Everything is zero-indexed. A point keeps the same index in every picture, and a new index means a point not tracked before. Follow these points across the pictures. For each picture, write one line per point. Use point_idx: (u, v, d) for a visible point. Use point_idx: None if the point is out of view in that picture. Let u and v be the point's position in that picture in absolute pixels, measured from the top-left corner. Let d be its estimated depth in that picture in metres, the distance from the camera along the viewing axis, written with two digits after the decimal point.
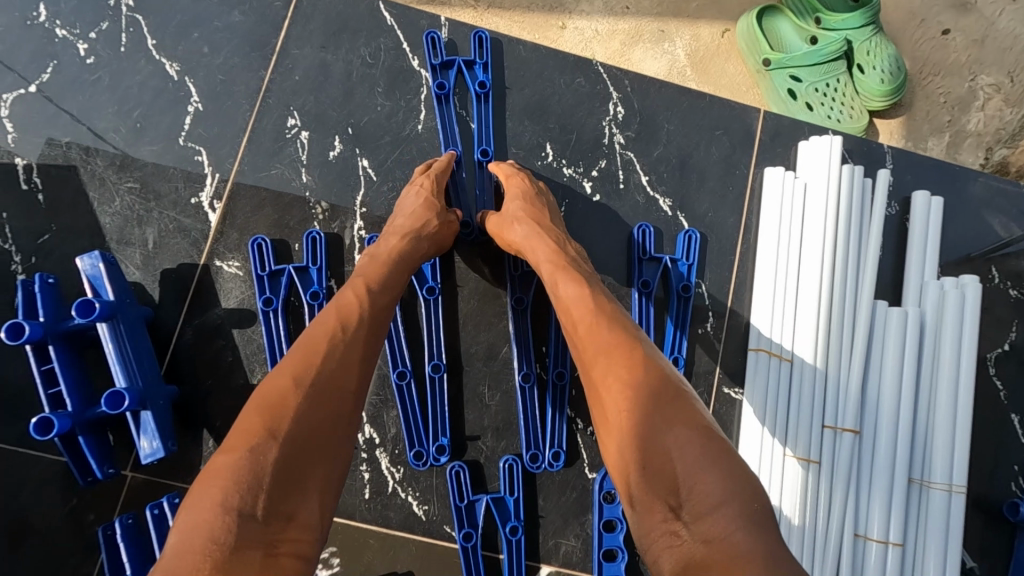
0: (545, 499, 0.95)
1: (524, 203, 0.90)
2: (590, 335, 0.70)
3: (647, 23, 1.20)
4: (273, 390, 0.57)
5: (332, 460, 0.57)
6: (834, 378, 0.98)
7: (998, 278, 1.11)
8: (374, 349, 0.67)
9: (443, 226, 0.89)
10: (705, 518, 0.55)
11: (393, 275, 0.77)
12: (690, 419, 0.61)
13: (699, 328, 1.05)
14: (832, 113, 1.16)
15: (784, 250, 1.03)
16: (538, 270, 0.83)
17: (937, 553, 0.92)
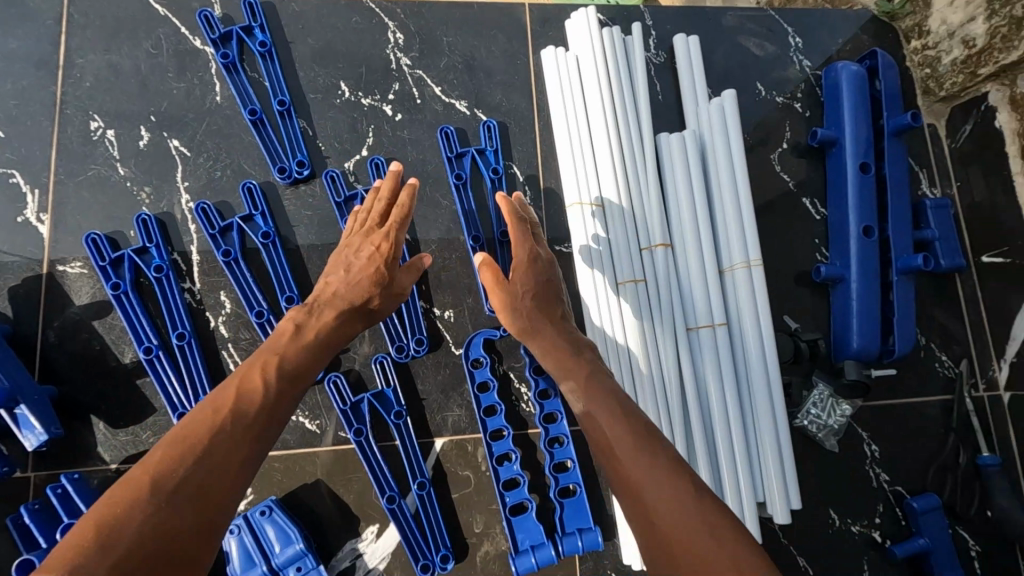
0: (424, 383, 1.06)
1: (375, 257, 0.96)
2: (612, 424, 0.81)
3: None
4: (120, 495, 0.64)
5: (189, 557, 0.63)
6: (638, 211, 1.13)
7: (765, 91, 1.28)
8: (257, 447, 0.74)
9: (360, 292, 0.94)
10: (683, 507, 0.70)
11: (308, 353, 0.86)
12: (655, 451, 0.76)
13: (521, 203, 1.17)
14: None
15: (571, 115, 1.16)
16: (565, 365, 0.91)
17: (753, 321, 1.07)
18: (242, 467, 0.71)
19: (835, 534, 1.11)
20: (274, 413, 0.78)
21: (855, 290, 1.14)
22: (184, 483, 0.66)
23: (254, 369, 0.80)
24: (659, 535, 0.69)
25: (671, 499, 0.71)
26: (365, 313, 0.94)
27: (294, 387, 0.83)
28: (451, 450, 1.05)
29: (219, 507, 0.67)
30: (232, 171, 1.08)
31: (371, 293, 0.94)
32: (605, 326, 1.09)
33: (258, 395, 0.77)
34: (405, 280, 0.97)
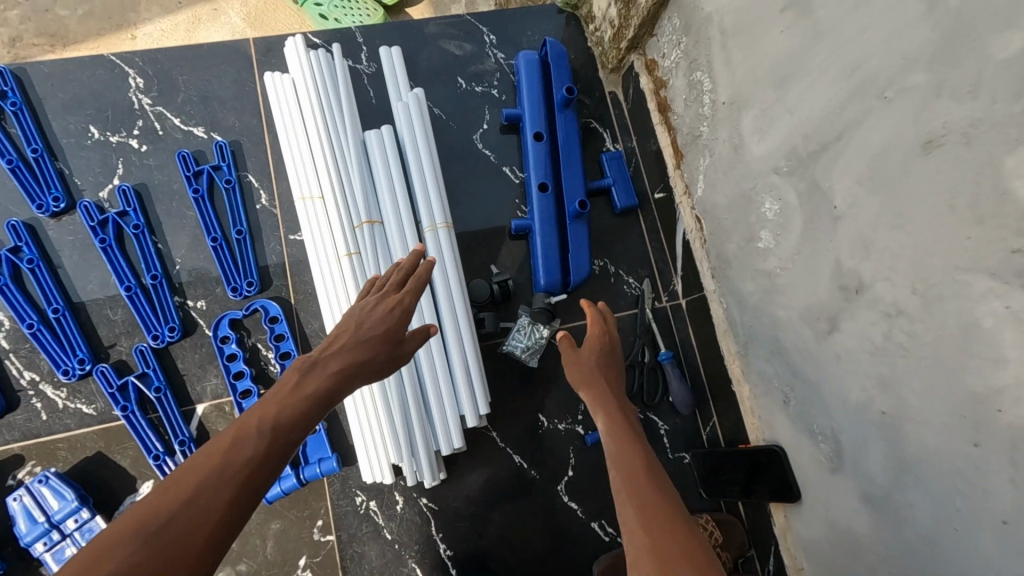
0: (184, 362, 1.31)
1: (397, 324, 0.96)
2: (642, 483, 0.85)
3: None
4: (128, 519, 0.62)
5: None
6: (349, 196, 1.38)
7: (465, 83, 1.55)
8: (274, 460, 0.73)
9: (379, 359, 0.93)
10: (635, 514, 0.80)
11: (313, 395, 0.83)
12: (650, 472, 0.87)
13: (258, 205, 1.40)
14: (353, 18, 1.76)
15: (290, 128, 1.41)
16: (605, 412, 1.03)
17: (444, 273, 1.34)
18: (267, 464, 0.72)
19: (545, 433, 1.37)
20: (297, 425, 0.79)
21: (537, 236, 1.41)
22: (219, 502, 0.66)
23: (283, 386, 0.83)
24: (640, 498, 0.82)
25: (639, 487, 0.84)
26: (371, 373, 0.92)
27: (292, 428, 0.78)
28: (211, 411, 1.29)
29: (223, 523, 0.65)
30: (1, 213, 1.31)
31: (383, 353, 0.93)
32: (331, 295, 1.35)
33: (276, 430, 0.76)
34: (401, 337, 0.97)
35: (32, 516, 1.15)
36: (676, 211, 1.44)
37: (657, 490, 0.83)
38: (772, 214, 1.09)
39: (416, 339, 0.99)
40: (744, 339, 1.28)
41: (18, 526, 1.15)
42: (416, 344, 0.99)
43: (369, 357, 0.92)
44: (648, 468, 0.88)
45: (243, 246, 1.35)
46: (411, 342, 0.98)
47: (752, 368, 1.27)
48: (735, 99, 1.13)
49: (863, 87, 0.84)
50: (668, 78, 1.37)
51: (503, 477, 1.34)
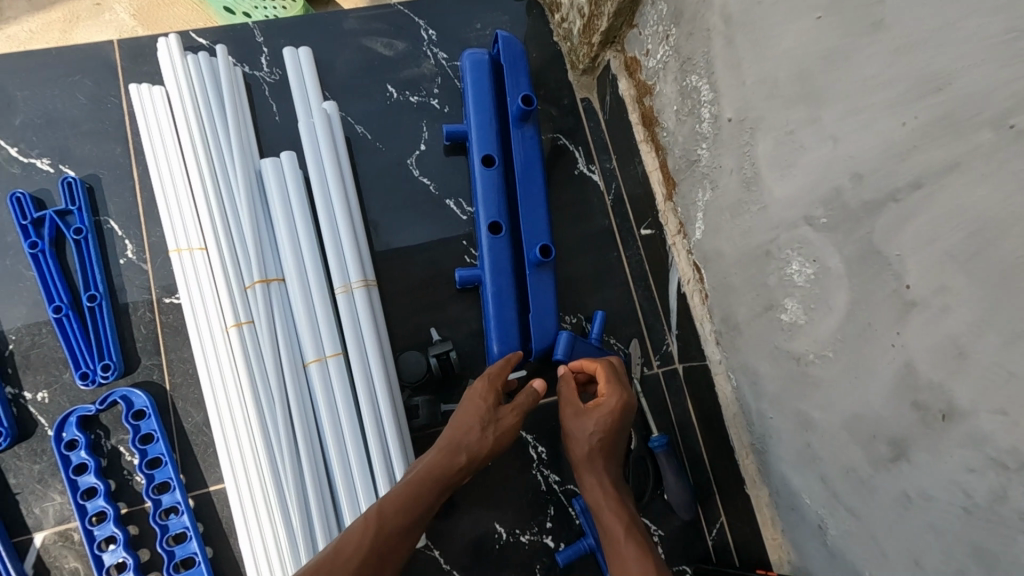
0: (17, 476, 0.99)
1: (492, 412, 0.92)
2: (622, 527, 0.90)
3: None
4: None
5: None
6: (237, 248, 1.05)
7: (396, 92, 1.21)
8: (403, 551, 0.82)
9: (465, 454, 0.88)
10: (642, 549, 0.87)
11: (408, 504, 0.83)
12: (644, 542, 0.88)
13: (122, 259, 1.08)
14: (268, 12, 1.40)
15: (161, 157, 1.08)
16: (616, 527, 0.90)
17: (362, 346, 1.01)
18: (384, 556, 0.79)
19: (502, 549, 1.07)
20: (405, 532, 0.82)
21: (488, 293, 1.09)
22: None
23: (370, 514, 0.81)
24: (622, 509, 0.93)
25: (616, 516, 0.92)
26: (468, 468, 0.89)
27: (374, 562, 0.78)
28: (53, 542, 0.97)
29: None
30: None
31: (465, 454, 0.88)
32: (214, 378, 1.02)
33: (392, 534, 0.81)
34: (501, 414, 0.93)
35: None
36: (668, 255, 1.11)
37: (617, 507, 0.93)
38: (802, 279, 0.77)
39: (512, 421, 0.93)
40: (760, 430, 0.96)
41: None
42: (512, 429, 0.93)
43: (451, 461, 0.87)
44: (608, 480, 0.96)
45: (98, 315, 1.03)
46: (510, 424, 0.93)
47: (772, 469, 0.96)
48: (745, 115, 0.81)
49: (961, 110, 0.52)
50: (654, 83, 1.04)
51: None
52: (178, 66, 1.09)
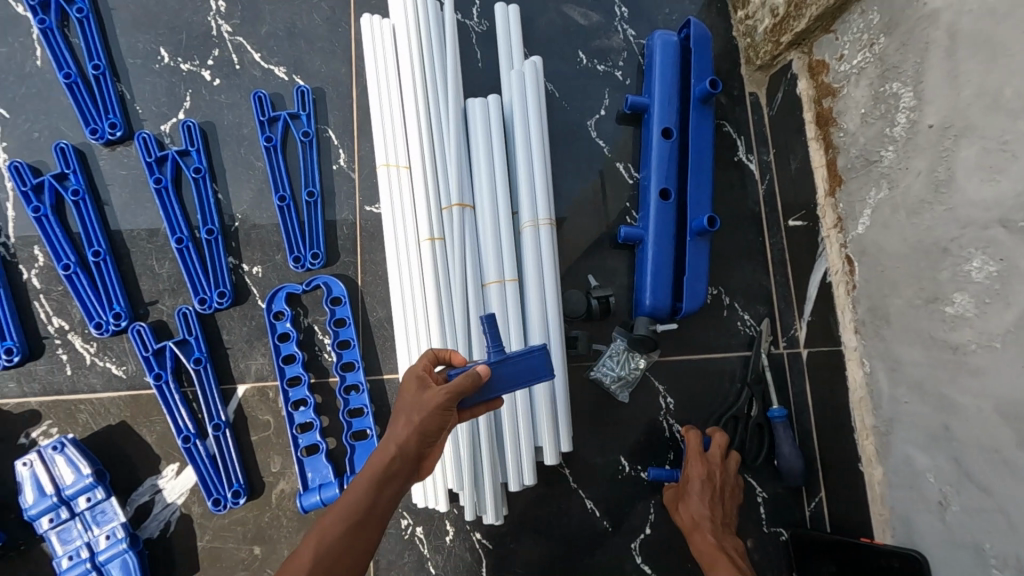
0: (229, 333, 1.14)
1: (413, 398, 0.83)
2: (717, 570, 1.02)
3: None
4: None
5: None
6: (440, 173, 1.18)
7: (586, 59, 1.33)
8: (345, 544, 0.76)
9: (389, 450, 0.81)
10: (724, 535, 1.09)
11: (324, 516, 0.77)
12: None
13: (334, 165, 1.21)
14: None
15: (382, 82, 1.21)
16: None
17: (539, 276, 1.13)
18: (338, 557, 0.76)
19: (624, 480, 1.18)
20: (344, 541, 0.76)
21: (648, 252, 1.20)
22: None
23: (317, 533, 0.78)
24: (718, 509, 1.10)
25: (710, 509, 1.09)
26: (389, 470, 0.80)
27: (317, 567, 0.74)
28: (253, 395, 1.12)
29: None
30: (49, 133, 1.15)
31: (390, 449, 0.81)
32: (403, 282, 1.15)
33: (328, 545, 0.75)
34: (425, 394, 0.81)
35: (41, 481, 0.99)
36: (817, 246, 1.21)
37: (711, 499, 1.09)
38: (981, 275, 0.86)
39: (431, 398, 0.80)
40: (888, 413, 1.06)
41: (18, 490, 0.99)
42: (451, 402, 0.80)
43: (369, 466, 0.81)
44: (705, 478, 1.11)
45: (312, 209, 1.16)
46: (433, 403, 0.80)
47: (893, 450, 1.05)
48: (952, 123, 0.89)
49: None
50: (842, 86, 1.13)
51: (569, 522, 1.16)
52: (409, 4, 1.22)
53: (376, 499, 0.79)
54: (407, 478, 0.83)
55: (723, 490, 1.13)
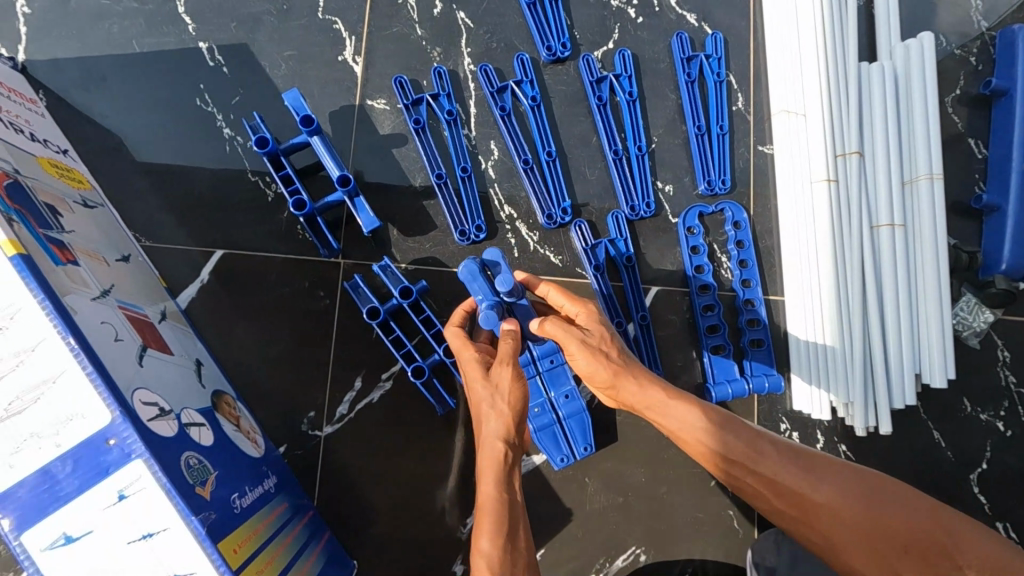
0: (645, 240, 1.28)
1: (493, 390, 0.94)
2: (777, 494, 0.90)
3: None
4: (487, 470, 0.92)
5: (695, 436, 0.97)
6: (841, 122, 1.30)
7: (946, 43, 1.47)
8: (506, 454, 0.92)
9: (495, 444, 0.92)
10: (814, 488, 0.89)
11: (490, 411, 0.94)
12: (817, 509, 0.88)
13: (734, 107, 1.37)
14: None
15: (785, 38, 1.34)
16: (766, 479, 0.91)
17: (930, 223, 1.25)
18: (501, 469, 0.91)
19: (965, 417, 1.31)
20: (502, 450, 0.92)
21: (1013, 219, 1.31)
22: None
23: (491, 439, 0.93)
24: (754, 488, 0.92)
25: (757, 493, 0.92)
26: (503, 456, 0.91)
27: (493, 469, 0.91)
28: (662, 296, 1.27)
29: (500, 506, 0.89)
30: (505, 45, 1.30)
31: (496, 443, 0.92)
32: (798, 217, 1.29)
33: (511, 543, 0.85)
34: (500, 380, 0.94)
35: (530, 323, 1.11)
36: None
37: (743, 440, 0.94)
38: None
39: (510, 381, 0.93)
40: None
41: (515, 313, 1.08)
42: (524, 389, 0.94)
43: (489, 454, 0.92)
44: (759, 457, 0.93)
45: (723, 142, 1.31)
46: (512, 390, 0.93)
47: None
48: None
49: None
50: None
51: (917, 446, 1.29)
52: None
53: (507, 478, 0.91)
54: (520, 458, 0.95)
55: (790, 488, 0.90)
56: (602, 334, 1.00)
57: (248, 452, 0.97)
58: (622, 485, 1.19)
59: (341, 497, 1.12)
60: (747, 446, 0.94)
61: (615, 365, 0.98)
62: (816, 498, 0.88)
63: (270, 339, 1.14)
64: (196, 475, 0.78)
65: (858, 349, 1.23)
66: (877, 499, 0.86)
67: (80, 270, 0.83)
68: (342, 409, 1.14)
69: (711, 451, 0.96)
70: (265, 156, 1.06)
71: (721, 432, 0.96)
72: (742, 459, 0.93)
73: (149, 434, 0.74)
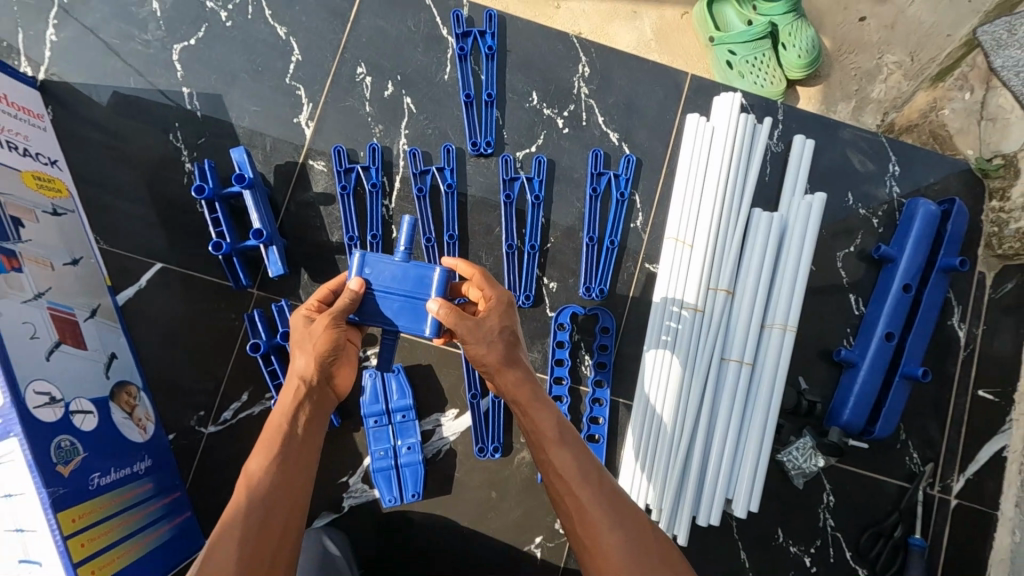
0: (520, 326, 1.46)
1: (309, 334, 1.11)
2: (584, 509, 0.99)
3: (621, 9, 1.84)
4: (285, 395, 1.08)
5: (541, 429, 1.07)
6: (718, 259, 1.44)
7: (853, 201, 1.56)
8: (302, 387, 1.08)
9: (294, 380, 1.09)
10: (609, 516, 0.97)
11: (304, 345, 1.11)
12: (603, 530, 0.96)
13: (632, 222, 1.52)
14: (755, 81, 1.77)
15: (691, 171, 1.48)
16: (576, 490, 1.01)
17: (773, 367, 1.38)
18: (293, 398, 1.06)
19: (776, 547, 1.44)
20: (298, 385, 1.08)
21: (858, 381, 1.42)
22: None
23: (296, 376, 1.09)
24: (568, 503, 1.01)
25: (568, 505, 1.01)
26: (296, 394, 1.07)
27: (289, 398, 1.07)
28: None
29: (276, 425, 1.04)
30: (439, 133, 1.49)
31: (294, 380, 1.09)
32: (660, 335, 1.43)
33: (276, 459, 0.99)
34: (314, 329, 1.11)
35: (403, 278, 1.17)
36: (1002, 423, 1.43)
37: (576, 460, 1.04)
38: None
39: (320, 330, 1.10)
40: None
41: (388, 289, 1.18)
42: (335, 340, 1.11)
43: (287, 386, 1.08)
44: (585, 479, 1.01)
45: (610, 256, 1.46)
46: (323, 335, 1.10)
47: None
48: None
49: None
50: None
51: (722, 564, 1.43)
52: (731, 116, 1.47)
53: (297, 410, 1.05)
54: (319, 397, 1.09)
55: (595, 510, 0.98)
56: (493, 316, 1.14)
57: (130, 437, 1.22)
58: (444, 532, 1.37)
59: (207, 488, 1.35)
60: (579, 465, 1.03)
61: (493, 347, 1.11)
62: (605, 540, 0.95)
63: (180, 344, 1.38)
64: (62, 455, 1.04)
65: (679, 467, 1.37)
66: (655, 546, 0.95)
67: (21, 276, 1.09)
68: (226, 415, 1.37)
69: (551, 456, 1.04)
70: (203, 199, 1.30)
71: (567, 449, 1.05)
72: (568, 471, 1.02)
73: (31, 422, 0.99)
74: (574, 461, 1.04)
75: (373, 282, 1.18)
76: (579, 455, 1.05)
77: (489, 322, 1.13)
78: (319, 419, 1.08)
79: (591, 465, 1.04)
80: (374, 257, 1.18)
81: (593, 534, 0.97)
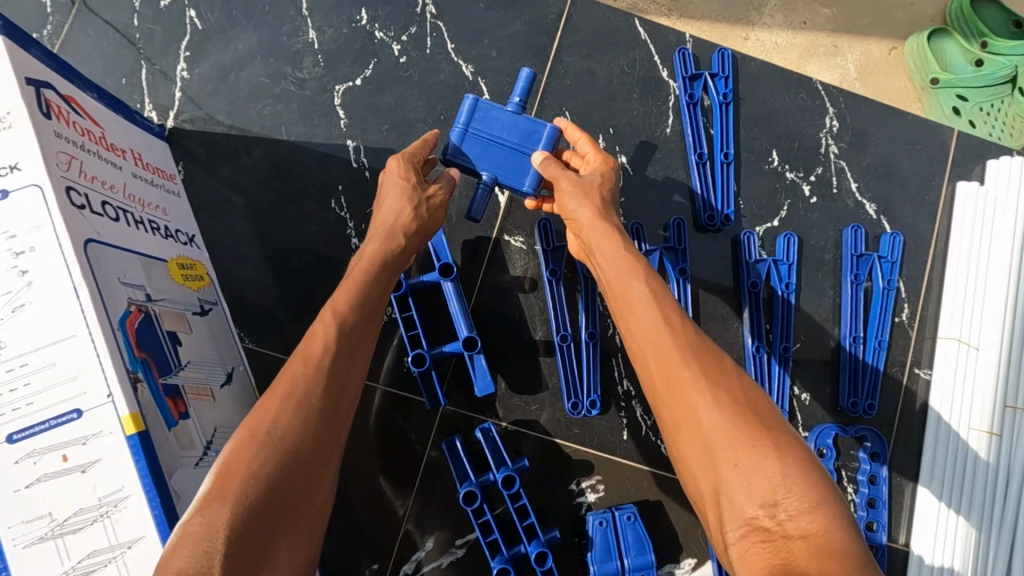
0: None
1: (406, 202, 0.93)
2: (703, 416, 0.70)
3: (821, 39, 1.27)
4: (348, 273, 0.87)
5: (659, 330, 0.79)
6: (1017, 369, 1.13)
7: None
8: (357, 277, 0.85)
9: (382, 234, 0.90)
10: (725, 429, 0.69)
11: (381, 232, 0.91)
12: (728, 449, 0.67)
13: (895, 315, 1.21)
14: (993, 131, 1.25)
15: (973, 254, 1.17)
16: (689, 404, 0.72)
17: None
18: (355, 284, 0.84)
19: None
20: (366, 277, 0.86)
21: None
22: (232, 527, 0.60)
23: (376, 244, 0.89)
24: (680, 426, 0.73)
25: (681, 428, 0.73)
26: (384, 255, 0.89)
27: (354, 284, 0.84)
28: None
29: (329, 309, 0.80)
30: (661, 201, 1.19)
31: (383, 235, 0.90)
32: (942, 463, 1.14)
33: (335, 324, 0.78)
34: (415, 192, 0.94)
35: (517, 128, 0.99)
36: None
37: (702, 369, 0.74)
38: None
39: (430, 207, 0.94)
40: None
41: (495, 138, 1.00)
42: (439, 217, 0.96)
43: (374, 244, 0.89)
44: (701, 390, 0.72)
45: (878, 361, 1.16)
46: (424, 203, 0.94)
47: None
48: None
49: None
50: None
51: None
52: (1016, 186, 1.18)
53: (369, 274, 0.86)
54: (398, 260, 0.91)
55: (714, 431, 0.69)
56: (598, 181, 0.97)
57: None
58: None
59: None
60: (691, 370, 0.74)
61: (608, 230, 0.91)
62: (709, 425, 0.70)
63: (349, 473, 1.08)
64: None
65: None
66: (785, 502, 0.62)
67: (188, 425, 0.78)
68: (406, 568, 1.07)
69: (658, 361, 0.78)
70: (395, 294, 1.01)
71: (695, 368, 0.74)
72: (685, 371, 0.74)
73: None
74: (710, 378, 0.73)
75: (481, 132, 1.00)
76: (714, 360, 0.75)
77: (596, 211, 0.94)
78: (375, 315, 0.84)
79: (726, 366, 0.75)
80: (487, 105, 1.00)
81: (724, 459, 0.67)
